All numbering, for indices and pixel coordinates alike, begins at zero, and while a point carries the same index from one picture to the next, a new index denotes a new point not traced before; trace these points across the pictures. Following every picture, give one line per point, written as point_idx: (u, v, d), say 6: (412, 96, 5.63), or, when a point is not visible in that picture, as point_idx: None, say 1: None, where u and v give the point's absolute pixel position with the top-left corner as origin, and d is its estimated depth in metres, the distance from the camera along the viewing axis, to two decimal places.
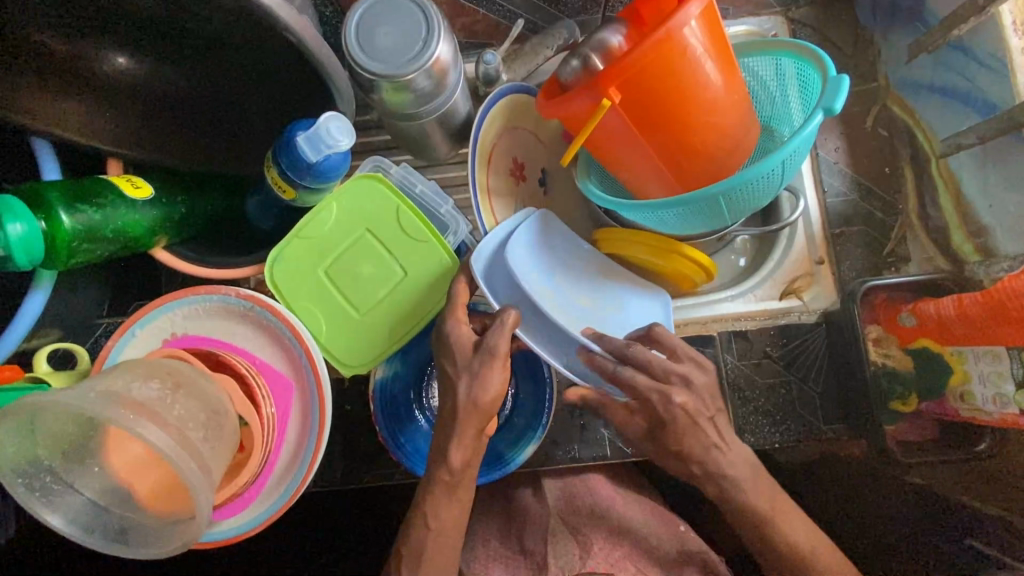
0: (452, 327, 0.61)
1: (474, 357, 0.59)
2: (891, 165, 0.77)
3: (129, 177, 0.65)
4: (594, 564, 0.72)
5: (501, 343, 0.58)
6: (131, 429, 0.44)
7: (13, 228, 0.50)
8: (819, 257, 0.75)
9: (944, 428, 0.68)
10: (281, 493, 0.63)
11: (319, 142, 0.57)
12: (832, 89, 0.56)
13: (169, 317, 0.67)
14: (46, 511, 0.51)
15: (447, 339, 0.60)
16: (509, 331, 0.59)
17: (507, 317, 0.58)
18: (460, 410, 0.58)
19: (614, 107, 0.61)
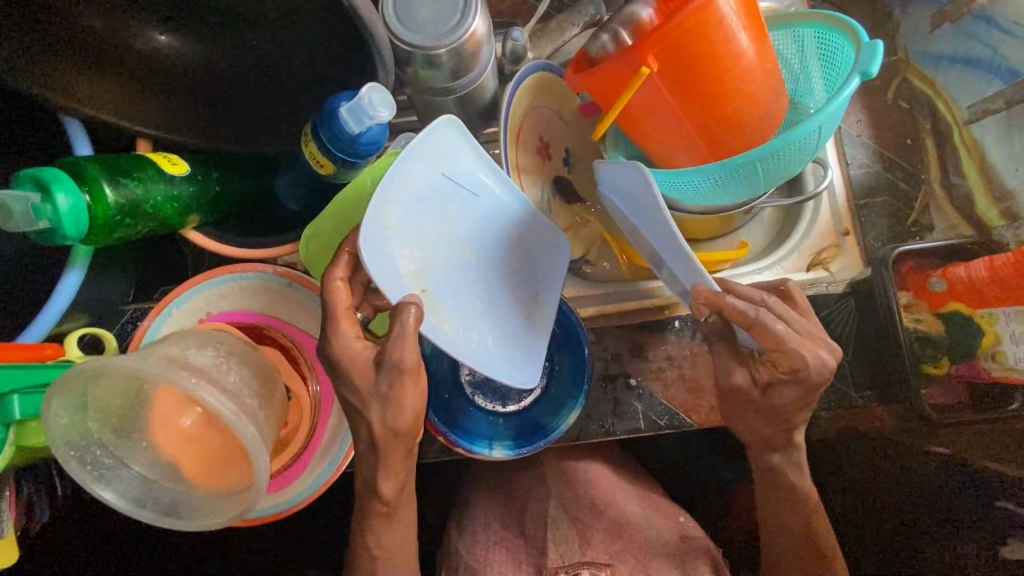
0: (346, 343, 0.57)
1: (380, 375, 0.56)
2: (912, 136, 0.78)
3: (165, 155, 0.64)
4: (592, 552, 0.74)
5: (400, 351, 0.55)
6: (198, 393, 0.44)
7: (60, 201, 0.51)
8: (846, 228, 0.77)
9: (975, 390, 0.68)
10: (324, 468, 0.62)
11: (361, 113, 0.58)
12: (866, 54, 0.58)
13: (204, 297, 0.67)
14: (100, 486, 0.50)
15: (341, 360, 0.57)
16: (409, 333, 0.54)
17: (403, 320, 0.54)
18: (377, 429, 0.58)
19: (652, 76, 0.62)
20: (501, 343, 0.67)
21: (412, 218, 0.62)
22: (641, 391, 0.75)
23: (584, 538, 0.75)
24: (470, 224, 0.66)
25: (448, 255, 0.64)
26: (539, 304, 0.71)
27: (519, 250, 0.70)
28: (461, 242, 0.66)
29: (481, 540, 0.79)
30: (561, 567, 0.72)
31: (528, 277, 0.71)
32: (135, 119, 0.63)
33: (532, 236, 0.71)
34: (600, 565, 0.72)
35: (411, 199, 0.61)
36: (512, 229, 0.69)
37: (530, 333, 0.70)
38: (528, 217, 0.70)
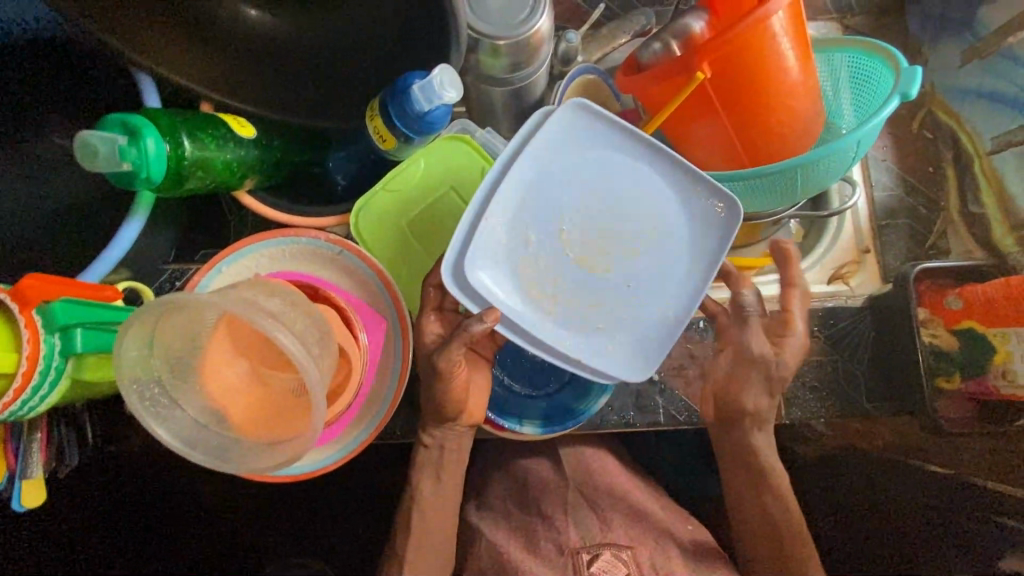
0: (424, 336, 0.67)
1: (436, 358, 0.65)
2: (934, 165, 0.84)
3: (234, 118, 0.67)
4: (612, 536, 0.76)
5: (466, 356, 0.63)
6: (275, 333, 0.47)
7: (149, 144, 0.53)
8: (865, 246, 0.82)
9: (980, 406, 0.71)
10: (362, 430, 0.65)
11: (431, 92, 0.61)
12: (906, 77, 0.63)
13: (255, 257, 0.69)
14: (155, 423, 0.52)
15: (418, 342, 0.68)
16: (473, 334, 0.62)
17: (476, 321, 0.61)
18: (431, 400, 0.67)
19: (704, 83, 0.65)
20: (572, 335, 0.69)
21: (525, 203, 0.67)
22: (663, 386, 0.76)
23: (603, 521, 0.78)
24: (586, 209, 0.69)
25: (548, 241, 0.68)
26: (656, 297, 0.70)
27: (642, 236, 0.70)
28: (570, 228, 0.69)
29: (498, 518, 0.82)
30: (581, 548, 0.74)
31: (644, 266, 0.70)
32: (208, 84, 0.66)
33: (673, 218, 0.69)
34: (621, 547, 0.74)
35: (536, 181, 0.67)
36: (648, 210, 0.69)
37: (620, 329, 0.70)
38: (676, 199, 0.69)
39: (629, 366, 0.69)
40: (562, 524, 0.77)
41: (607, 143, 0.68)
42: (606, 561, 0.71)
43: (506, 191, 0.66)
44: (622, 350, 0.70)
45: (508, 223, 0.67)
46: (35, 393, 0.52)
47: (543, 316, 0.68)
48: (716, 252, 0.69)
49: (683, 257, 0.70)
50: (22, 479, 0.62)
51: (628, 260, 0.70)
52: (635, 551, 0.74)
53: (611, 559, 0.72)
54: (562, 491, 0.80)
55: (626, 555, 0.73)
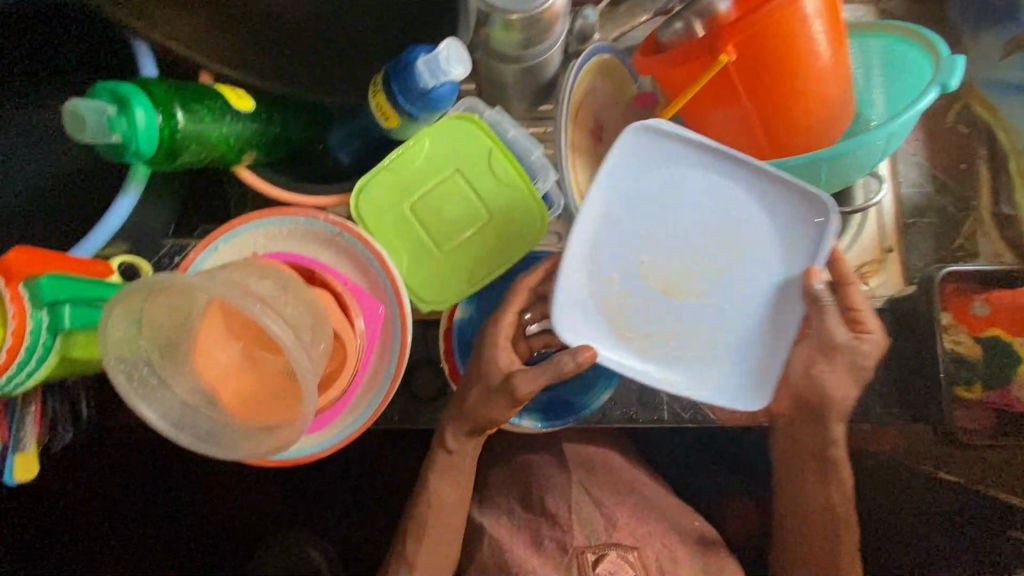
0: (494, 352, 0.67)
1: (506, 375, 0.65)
2: (966, 161, 0.79)
3: (233, 90, 0.65)
4: (618, 535, 0.76)
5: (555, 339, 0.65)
6: (263, 319, 0.45)
7: (139, 115, 0.51)
8: (889, 245, 0.77)
9: (1002, 418, 0.68)
10: (357, 417, 0.63)
11: (437, 68, 0.57)
12: (947, 67, 0.58)
13: (253, 235, 0.66)
14: (143, 404, 0.50)
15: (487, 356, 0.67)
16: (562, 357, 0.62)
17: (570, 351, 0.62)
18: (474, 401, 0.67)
19: (727, 67, 0.61)
20: (672, 367, 0.67)
21: (608, 233, 0.65)
22: None
23: (608, 519, 0.77)
24: (665, 234, 0.66)
25: (632, 268, 0.66)
26: (753, 311, 0.67)
27: (727, 253, 0.67)
28: (660, 251, 0.66)
29: (499, 510, 0.82)
30: (586, 547, 0.74)
31: (733, 283, 0.67)
32: (204, 52, 0.62)
33: (761, 234, 0.66)
34: (627, 548, 0.74)
35: (619, 209, 0.65)
36: (729, 227, 0.66)
37: (717, 353, 0.67)
38: (756, 211, 0.66)
39: (733, 385, 0.67)
40: (567, 522, 0.76)
41: (690, 161, 0.64)
42: (611, 562, 0.72)
43: (591, 224, 0.64)
44: (727, 369, 0.67)
45: (593, 256, 0.65)
46: (21, 367, 0.51)
47: (640, 353, 0.67)
48: (804, 258, 0.66)
49: (775, 268, 0.67)
50: (16, 454, 0.61)
51: (723, 277, 0.67)
52: (641, 553, 0.74)
53: (617, 560, 0.73)
54: (565, 487, 0.79)
55: (632, 556, 0.74)
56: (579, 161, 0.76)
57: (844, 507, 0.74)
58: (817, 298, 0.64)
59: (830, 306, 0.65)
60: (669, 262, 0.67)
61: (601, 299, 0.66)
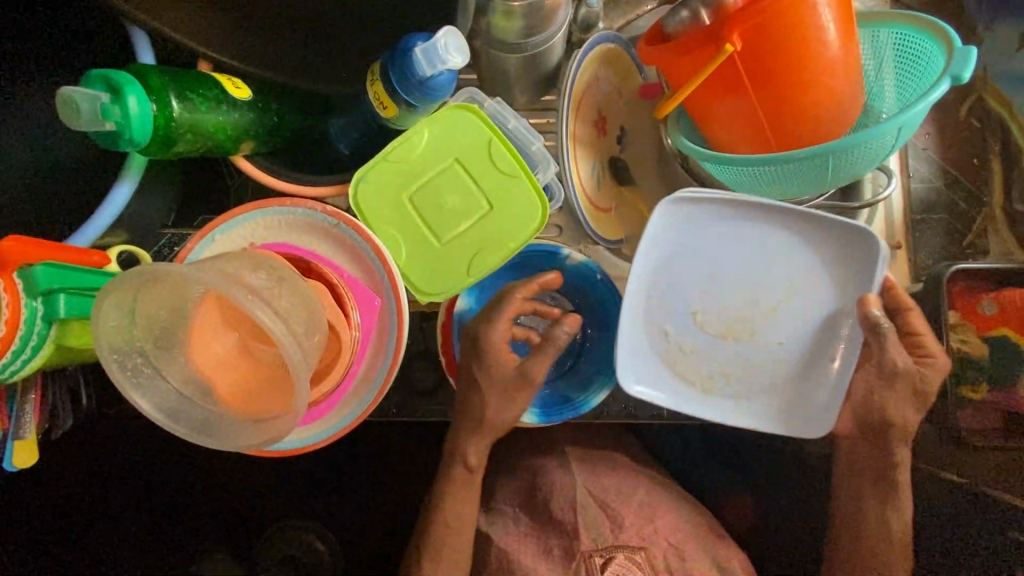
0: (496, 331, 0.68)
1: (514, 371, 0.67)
2: (979, 157, 0.76)
3: (229, 77, 0.64)
4: (625, 537, 0.76)
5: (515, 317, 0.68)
6: (252, 309, 0.45)
7: (131, 103, 0.50)
8: (898, 242, 0.75)
9: (1007, 419, 0.68)
10: (353, 410, 0.63)
11: (434, 55, 0.56)
12: (960, 58, 0.57)
13: (250, 225, 0.66)
14: (136, 393, 0.50)
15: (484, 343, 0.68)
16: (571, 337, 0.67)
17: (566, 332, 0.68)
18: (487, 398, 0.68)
19: (732, 57, 0.60)
20: (737, 406, 0.70)
21: (658, 297, 0.69)
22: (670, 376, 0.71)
23: (615, 521, 0.77)
24: (719, 282, 0.69)
25: (684, 323, 0.70)
26: (811, 340, 0.69)
27: (780, 293, 0.69)
28: (713, 302, 0.70)
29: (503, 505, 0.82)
30: (594, 552, 0.74)
31: (788, 320, 0.69)
32: (200, 40, 0.62)
33: (807, 268, 0.68)
34: (634, 549, 0.75)
35: (664, 273, 0.69)
36: (780, 268, 0.69)
37: (779, 387, 0.70)
38: (807, 249, 0.68)
39: (810, 412, 0.69)
40: (572, 525, 0.76)
41: (726, 217, 0.68)
42: (620, 564, 0.73)
43: (640, 290, 0.68)
44: (805, 399, 0.69)
45: (646, 320, 0.69)
46: (15, 357, 0.51)
47: (704, 397, 0.70)
48: (860, 288, 0.67)
49: (828, 301, 0.68)
50: (14, 440, 0.61)
51: (778, 315, 0.69)
52: (649, 553, 0.75)
53: (626, 562, 0.73)
54: (569, 489, 0.79)
55: (640, 557, 0.74)
56: (582, 150, 0.75)
57: (846, 507, 0.73)
58: (874, 329, 0.65)
59: (891, 336, 0.65)
60: (725, 308, 0.70)
61: (664, 352, 0.70)
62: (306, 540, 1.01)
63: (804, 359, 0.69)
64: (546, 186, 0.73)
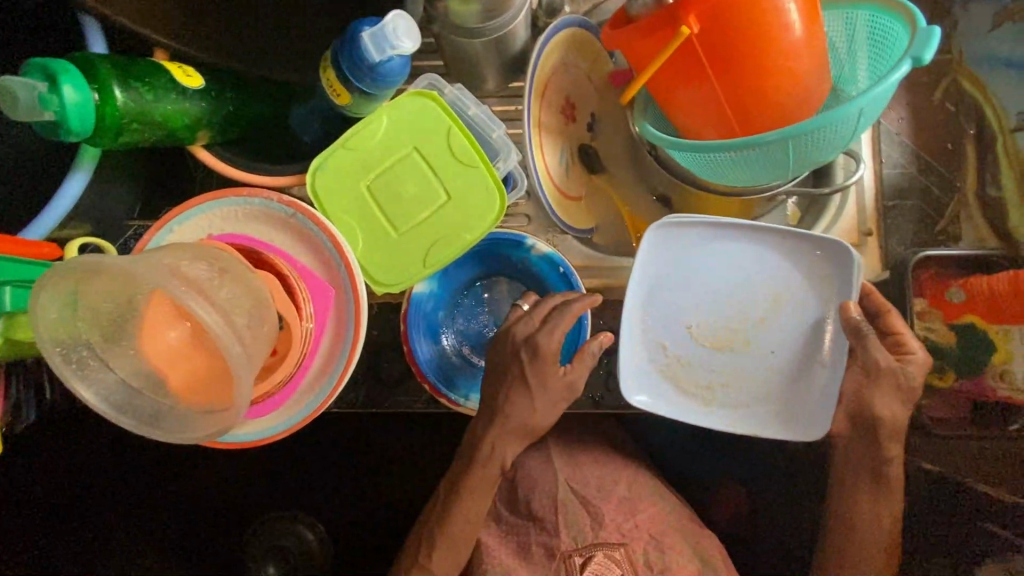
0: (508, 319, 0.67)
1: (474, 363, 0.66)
2: (953, 141, 0.75)
3: (179, 65, 0.63)
4: (605, 533, 0.75)
5: (565, 316, 0.63)
6: (188, 302, 0.45)
7: (68, 93, 0.50)
8: (869, 228, 0.74)
9: (973, 406, 0.67)
10: (310, 402, 0.62)
11: (383, 41, 0.55)
12: (922, 39, 0.55)
13: (208, 216, 0.65)
14: (80, 385, 0.50)
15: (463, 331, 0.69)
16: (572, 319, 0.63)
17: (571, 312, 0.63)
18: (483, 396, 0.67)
19: (691, 40, 0.58)
20: (736, 415, 0.69)
21: (650, 314, 0.69)
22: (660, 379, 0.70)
23: (595, 517, 0.76)
24: (708, 295, 0.69)
25: (677, 337, 0.70)
26: (803, 345, 0.68)
27: (765, 305, 0.69)
28: (703, 315, 0.70)
29: None
30: (573, 551, 0.74)
31: (778, 331, 0.69)
32: (158, 26, 0.62)
33: (791, 275, 0.68)
34: (613, 546, 0.74)
35: (655, 290, 0.69)
36: (764, 281, 0.68)
37: (774, 392, 0.69)
38: (788, 262, 0.67)
39: (806, 414, 0.68)
40: (554, 525, 0.75)
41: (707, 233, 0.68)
42: (598, 563, 0.73)
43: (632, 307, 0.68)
44: (802, 402, 0.68)
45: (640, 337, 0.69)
46: None
47: (704, 408, 0.69)
48: (844, 291, 0.66)
49: (814, 306, 0.68)
50: None
51: (769, 322, 0.69)
52: (629, 549, 0.74)
53: (604, 561, 0.73)
54: (550, 486, 0.78)
55: (619, 554, 0.74)
56: (550, 135, 0.73)
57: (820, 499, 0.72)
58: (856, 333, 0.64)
59: (872, 337, 0.64)
60: (716, 320, 0.69)
61: (660, 365, 0.70)
62: (296, 532, 0.99)
63: (797, 363, 0.68)
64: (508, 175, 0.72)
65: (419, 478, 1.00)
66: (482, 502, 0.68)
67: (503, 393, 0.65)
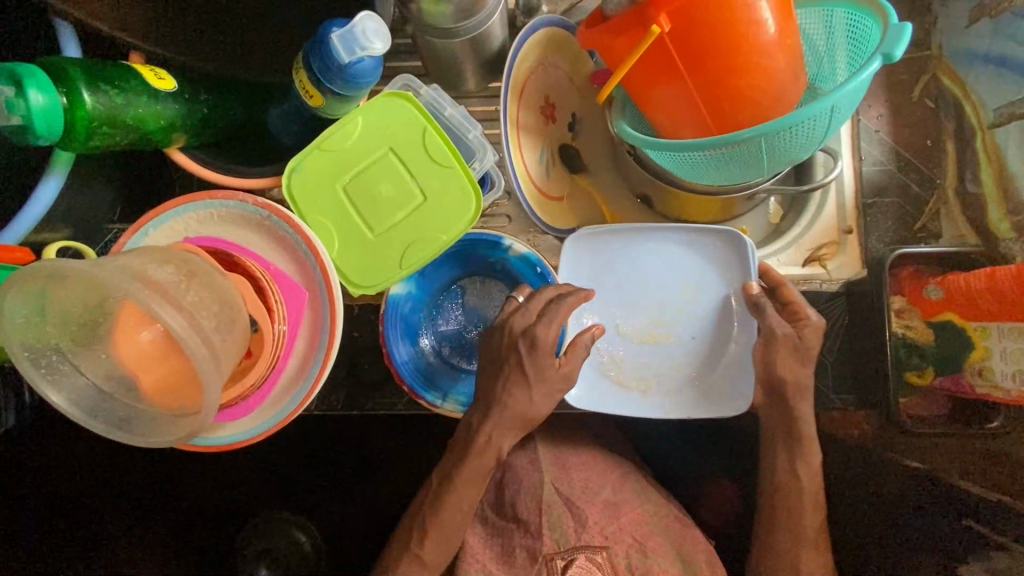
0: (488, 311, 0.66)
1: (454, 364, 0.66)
2: (932, 138, 0.76)
3: (151, 68, 0.62)
4: (589, 535, 0.71)
5: (563, 308, 0.64)
6: (152, 306, 0.45)
7: (34, 97, 0.49)
8: (848, 226, 0.75)
9: (954, 403, 0.67)
10: (285, 405, 0.62)
11: (353, 42, 0.55)
12: (894, 36, 0.55)
13: (184, 220, 0.65)
14: (48, 389, 0.50)
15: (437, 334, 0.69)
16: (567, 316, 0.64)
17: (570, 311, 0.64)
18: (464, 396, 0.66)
19: (663, 38, 0.58)
20: (672, 403, 0.71)
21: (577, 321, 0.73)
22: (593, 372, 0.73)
23: (579, 520, 0.73)
24: (627, 296, 0.73)
25: (604, 339, 0.73)
26: (720, 328, 0.71)
27: (680, 297, 0.72)
28: (626, 315, 0.73)
29: None
30: (555, 554, 0.70)
31: (695, 318, 0.72)
32: (131, 27, 0.61)
33: (696, 266, 0.72)
34: (596, 549, 0.70)
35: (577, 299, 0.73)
36: (680, 275, 0.72)
37: (703, 375, 0.71)
38: (694, 255, 0.71)
39: (734, 391, 0.70)
40: (536, 526, 0.72)
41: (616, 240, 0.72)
42: (580, 566, 0.68)
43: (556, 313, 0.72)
44: (730, 381, 0.70)
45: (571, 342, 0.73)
46: None
47: (641, 399, 0.72)
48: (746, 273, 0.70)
49: (722, 291, 0.71)
50: None
51: (686, 311, 0.72)
52: (611, 553, 0.70)
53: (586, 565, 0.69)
54: (537, 487, 0.76)
55: (601, 558, 0.70)
56: (528, 136, 0.73)
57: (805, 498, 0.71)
58: (755, 309, 0.68)
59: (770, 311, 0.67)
60: (637, 317, 0.73)
61: (594, 364, 0.73)
62: (290, 534, 1.01)
63: (716, 345, 0.71)
64: (486, 177, 0.72)
65: (407, 479, 1.00)
66: (460, 505, 0.67)
67: (484, 391, 0.65)
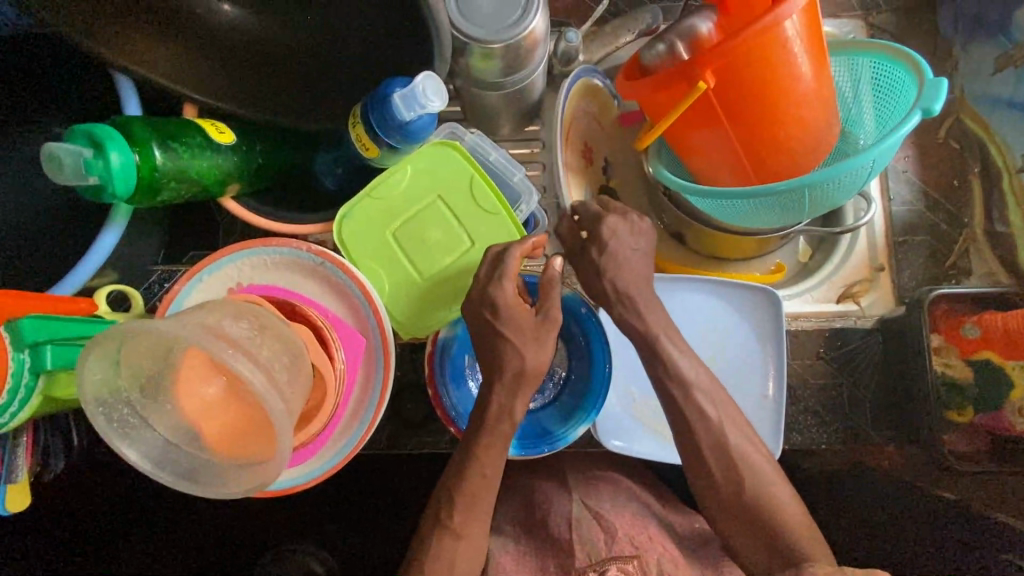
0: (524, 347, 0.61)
1: None
2: (959, 178, 0.78)
3: (212, 122, 0.65)
4: (619, 547, 0.70)
5: (509, 261, 0.61)
6: (234, 363, 0.46)
7: (113, 158, 0.51)
8: (881, 264, 0.77)
9: (993, 441, 0.68)
10: (343, 447, 0.63)
11: (413, 101, 0.58)
12: (930, 92, 0.58)
13: (237, 266, 0.66)
14: (123, 444, 0.50)
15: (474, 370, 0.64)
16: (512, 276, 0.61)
17: (508, 263, 0.61)
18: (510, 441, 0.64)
19: (708, 93, 0.60)
20: None
21: (618, 370, 0.76)
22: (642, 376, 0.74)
23: (609, 533, 0.71)
24: None
25: (644, 389, 0.76)
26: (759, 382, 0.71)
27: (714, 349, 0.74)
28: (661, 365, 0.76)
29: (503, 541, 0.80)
30: (588, 567, 0.68)
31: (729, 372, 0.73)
32: (186, 82, 0.63)
33: (731, 319, 0.73)
34: (627, 559, 0.68)
35: (618, 347, 0.76)
36: (716, 329, 0.74)
37: None
38: (728, 308, 0.73)
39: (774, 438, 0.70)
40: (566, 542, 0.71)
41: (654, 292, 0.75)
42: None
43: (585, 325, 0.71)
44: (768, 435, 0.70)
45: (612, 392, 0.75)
46: (3, 411, 0.52)
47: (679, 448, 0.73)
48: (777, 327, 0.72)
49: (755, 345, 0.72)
50: (6, 484, 0.62)
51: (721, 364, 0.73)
52: None
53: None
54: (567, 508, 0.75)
55: (633, 567, 0.67)
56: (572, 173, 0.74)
57: None
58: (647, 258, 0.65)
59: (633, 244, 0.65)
60: None
61: (633, 414, 0.74)
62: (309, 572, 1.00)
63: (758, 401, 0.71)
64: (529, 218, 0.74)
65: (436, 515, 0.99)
66: None
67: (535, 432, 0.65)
